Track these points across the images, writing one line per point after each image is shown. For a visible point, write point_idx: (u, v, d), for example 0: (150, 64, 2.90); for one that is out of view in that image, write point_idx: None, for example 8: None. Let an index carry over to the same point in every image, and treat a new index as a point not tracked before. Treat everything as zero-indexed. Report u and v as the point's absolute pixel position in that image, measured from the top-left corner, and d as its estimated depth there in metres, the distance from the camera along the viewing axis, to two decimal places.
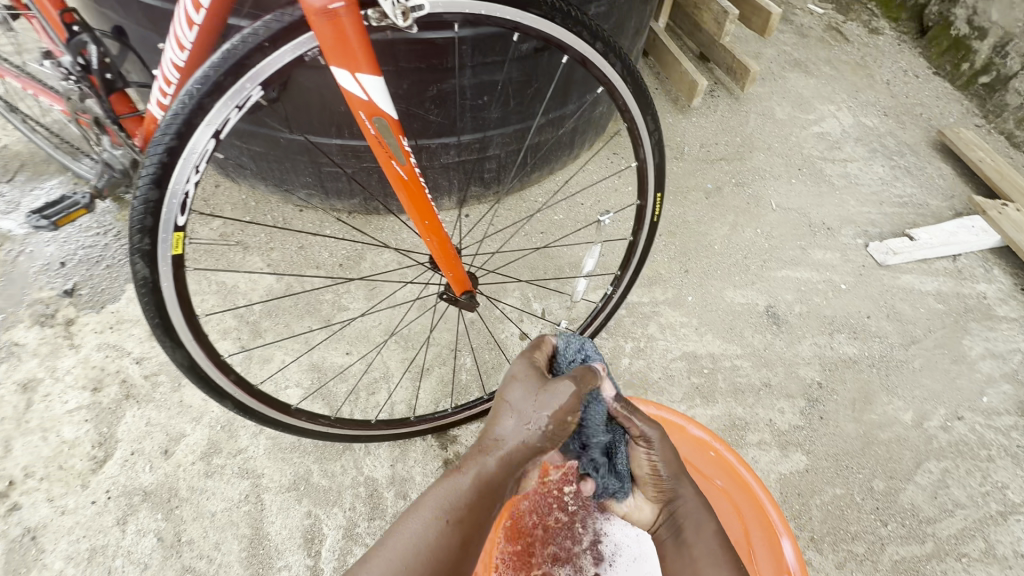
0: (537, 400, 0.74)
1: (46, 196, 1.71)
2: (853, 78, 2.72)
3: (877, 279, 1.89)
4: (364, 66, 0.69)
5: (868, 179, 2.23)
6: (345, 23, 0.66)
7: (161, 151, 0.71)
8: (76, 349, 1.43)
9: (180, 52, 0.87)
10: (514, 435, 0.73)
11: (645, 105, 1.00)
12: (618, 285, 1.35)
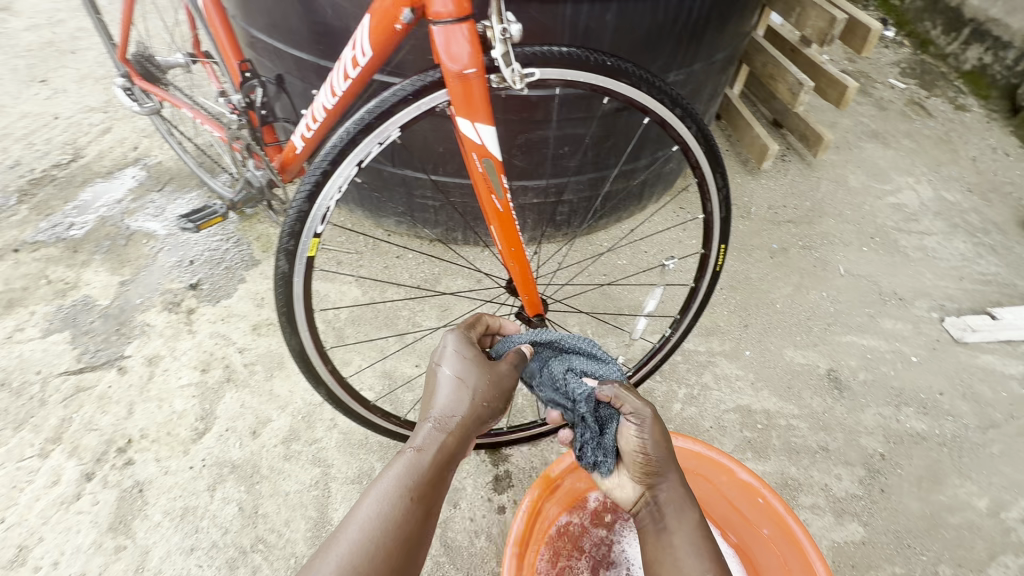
0: (479, 379, 0.92)
1: (186, 205, 2.03)
2: (935, 152, 2.69)
3: (953, 356, 1.82)
4: (483, 118, 0.85)
5: (946, 254, 2.18)
6: (473, 84, 0.82)
7: (319, 173, 0.90)
8: (193, 334, 1.66)
9: (331, 98, 1.08)
10: (460, 412, 0.89)
11: (714, 164, 1.11)
12: (677, 328, 1.40)
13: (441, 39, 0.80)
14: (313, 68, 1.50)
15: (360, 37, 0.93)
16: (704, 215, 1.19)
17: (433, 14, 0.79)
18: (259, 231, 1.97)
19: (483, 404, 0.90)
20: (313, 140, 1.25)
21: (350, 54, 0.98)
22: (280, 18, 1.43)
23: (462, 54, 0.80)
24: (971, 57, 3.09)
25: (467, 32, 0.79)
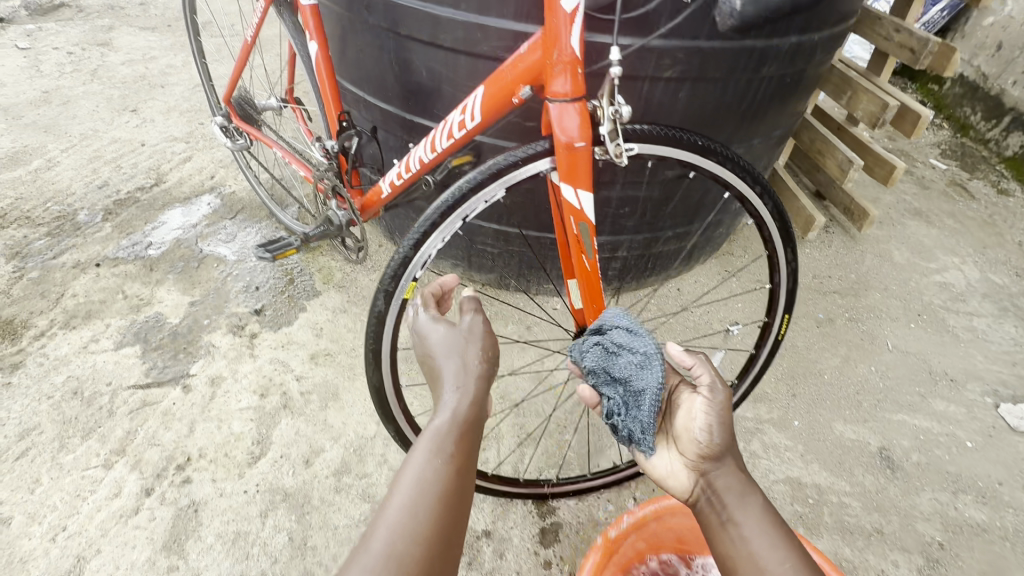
0: (469, 342, 0.94)
1: (255, 234, 2.15)
2: (980, 234, 2.71)
3: (1010, 445, 1.77)
4: (585, 186, 0.91)
5: (997, 337, 2.16)
6: (580, 157, 0.88)
7: (427, 225, 0.99)
8: (254, 359, 1.72)
9: (429, 152, 1.18)
10: (464, 378, 0.90)
11: (787, 239, 1.15)
12: (733, 393, 1.41)
13: (557, 115, 0.87)
14: (399, 120, 1.63)
15: (472, 105, 1.02)
16: (771, 286, 1.23)
17: (552, 93, 0.87)
18: (321, 263, 2.05)
19: (477, 364, 0.92)
20: (402, 184, 1.35)
21: (457, 117, 1.06)
22: (376, 75, 1.57)
23: (575, 129, 0.87)
24: (1013, 144, 3.14)
25: (581, 110, 0.86)
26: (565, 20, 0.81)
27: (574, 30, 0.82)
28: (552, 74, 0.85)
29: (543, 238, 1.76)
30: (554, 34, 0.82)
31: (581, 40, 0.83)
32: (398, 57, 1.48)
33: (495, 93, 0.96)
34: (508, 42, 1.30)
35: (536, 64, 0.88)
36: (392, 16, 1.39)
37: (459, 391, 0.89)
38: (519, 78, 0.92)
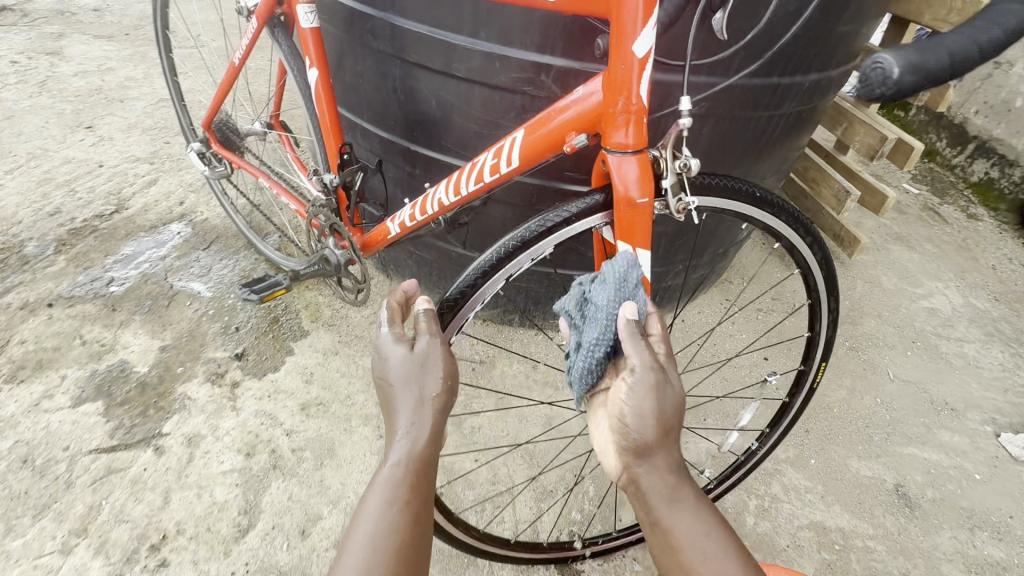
0: (427, 364, 0.83)
1: (232, 267, 1.96)
2: (957, 258, 2.80)
3: (1014, 475, 1.78)
4: (644, 244, 0.82)
5: (988, 362, 2.21)
6: (642, 214, 0.79)
7: (467, 284, 0.92)
8: (237, 412, 1.55)
9: (451, 195, 1.07)
10: (420, 411, 0.80)
11: (831, 289, 1.10)
12: (764, 443, 1.34)
13: (617, 167, 0.78)
14: (400, 150, 1.51)
15: (509, 149, 0.92)
16: (810, 335, 1.17)
17: (612, 143, 0.78)
18: (307, 298, 1.89)
19: (436, 393, 0.81)
20: (413, 226, 1.24)
21: (490, 160, 0.96)
22: (376, 102, 1.45)
23: (637, 183, 0.78)
24: (978, 170, 3.24)
25: (644, 163, 0.78)
26: (635, 65, 0.73)
27: (643, 77, 0.73)
28: (614, 122, 0.76)
29: (552, 273, 1.66)
30: (620, 80, 0.74)
31: (649, 87, 0.75)
32: (403, 84, 1.36)
33: (541, 138, 0.87)
34: (529, 74, 1.20)
35: (593, 110, 0.80)
36: (399, 40, 1.27)
37: (414, 422, 0.79)
38: (572, 124, 0.83)
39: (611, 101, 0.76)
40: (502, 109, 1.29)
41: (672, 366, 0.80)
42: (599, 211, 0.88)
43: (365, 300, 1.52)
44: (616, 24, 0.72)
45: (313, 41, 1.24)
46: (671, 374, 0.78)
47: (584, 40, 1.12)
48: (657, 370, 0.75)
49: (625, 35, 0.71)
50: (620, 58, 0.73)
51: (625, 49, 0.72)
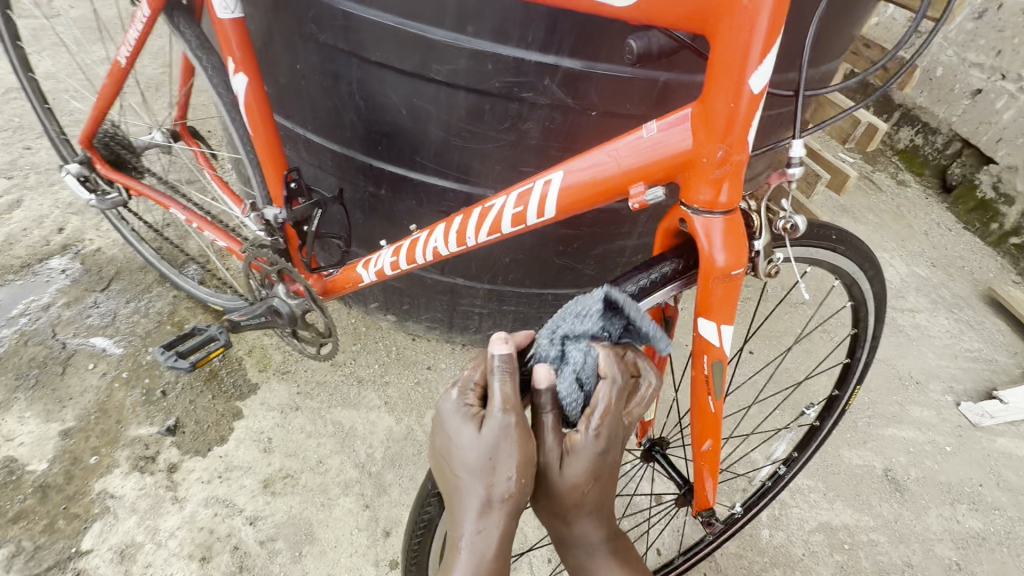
0: (501, 451, 0.60)
1: (145, 310, 1.58)
2: (896, 224, 2.35)
3: (977, 442, 1.72)
4: (729, 318, 0.73)
5: (938, 330, 1.99)
6: (737, 285, 0.71)
7: None
8: (180, 505, 1.26)
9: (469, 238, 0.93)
10: (487, 514, 0.61)
11: (877, 318, 1.07)
12: (793, 467, 1.29)
13: (705, 226, 0.69)
14: (360, 167, 1.23)
15: (545, 197, 0.80)
16: (850, 361, 1.13)
17: (702, 197, 0.69)
18: (251, 341, 1.57)
19: (507, 492, 0.60)
20: (394, 274, 1.12)
21: (514, 209, 0.84)
22: (324, 110, 1.16)
23: (729, 246, 0.69)
24: (904, 137, 2.64)
25: (736, 223, 0.70)
26: (743, 108, 0.64)
27: (750, 120, 0.65)
28: (707, 174, 0.68)
29: (544, 294, 1.45)
30: (723, 125, 0.65)
31: (752, 133, 0.66)
32: (361, 88, 1.08)
33: (596, 185, 0.75)
34: (528, 77, 0.97)
35: (677, 158, 0.70)
36: (355, 34, 1.00)
37: (480, 526, 0.61)
38: (643, 173, 0.72)
39: (707, 149, 0.67)
40: (492, 119, 1.05)
41: (593, 449, 0.62)
42: (667, 283, 0.73)
43: (331, 353, 1.34)
44: (719, 59, 0.63)
45: (236, 40, 0.96)
46: (580, 459, 0.61)
47: (599, 38, 0.91)
48: (551, 458, 0.62)
49: (738, 72, 0.62)
50: (723, 99, 0.64)
51: (736, 89, 0.63)
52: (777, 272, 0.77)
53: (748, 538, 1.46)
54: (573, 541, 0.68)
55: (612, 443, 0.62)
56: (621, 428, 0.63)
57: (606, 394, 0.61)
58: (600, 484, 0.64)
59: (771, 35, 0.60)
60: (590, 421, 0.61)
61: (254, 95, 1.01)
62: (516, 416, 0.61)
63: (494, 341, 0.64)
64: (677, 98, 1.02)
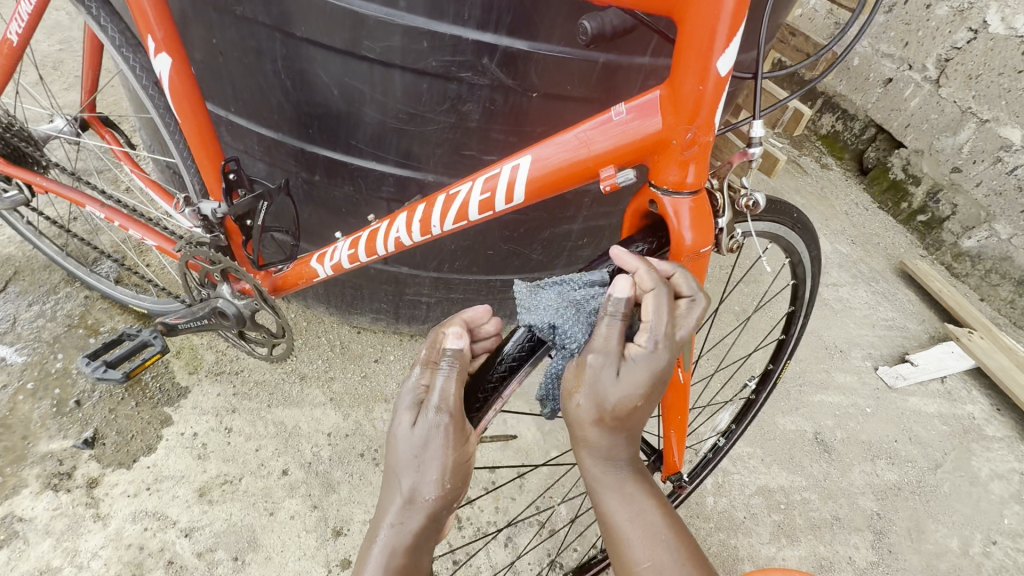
0: (426, 456, 0.59)
1: (51, 314, 1.45)
2: (820, 207, 2.49)
3: (892, 403, 1.87)
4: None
5: (858, 302, 2.15)
6: (705, 261, 0.72)
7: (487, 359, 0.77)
8: (104, 522, 1.16)
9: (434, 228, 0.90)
10: (414, 509, 0.60)
11: (813, 296, 1.14)
12: (730, 438, 1.34)
13: (674, 206, 0.70)
14: (291, 152, 1.15)
15: (513, 182, 0.77)
16: (783, 337, 1.21)
17: (670, 178, 0.69)
18: (178, 342, 1.46)
19: (441, 488, 0.60)
20: (355, 266, 1.06)
21: (481, 195, 0.81)
22: (249, 90, 1.08)
23: (696, 225, 0.70)
24: (826, 123, 2.80)
25: (702, 202, 0.71)
26: (709, 90, 0.63)
27: (716, 102, 0.64)
28: (676, 155, 0.68)
29: (493, 280, 1.43)
30: (691, 107, 0.64)
31: (717, 115, 0.66)
32: (288, 66, 1.01)
33: (566, 169, 0.73)
34: (467, 57, 0.94)
35: (646, 140, 0.69)
36: (278, 6, 0.92)
37: (398, 522, 0.60)
38: (612, 155, 0.71)
39: (676, 131, 0.66)
40: (431, 99, 1.01)
41: (653, 362, 0.62)
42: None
43: (283, 355, 1.25)
44: (686, 41, 0.62)
45: (154, 14, 0.87)
46: (636, 371, 0.62)
47: (541, 16, 0.89)
48: (605, 366, 0.62)
49: (705, 54, 0.61)
50: (691, 82, 0.63)
51: (703, 70, 0.62)
52: (738, 248, 0.79)
53: (694, 506, 1.52)
54: (606, 448, 0.66)
55: (669, 356, 0.63)
56: (676, 343, 0.64)
57: (658, 311, 0.63)
58: (649, 399, 0.64)
59: (737, 16, 0.59)
60: (648, 334, 0.63)
61: (179, 78, 0.92)
62: (447, 423, 0.60)
63: (446, 333, 0.64)
64: (622, 79, 1.02)
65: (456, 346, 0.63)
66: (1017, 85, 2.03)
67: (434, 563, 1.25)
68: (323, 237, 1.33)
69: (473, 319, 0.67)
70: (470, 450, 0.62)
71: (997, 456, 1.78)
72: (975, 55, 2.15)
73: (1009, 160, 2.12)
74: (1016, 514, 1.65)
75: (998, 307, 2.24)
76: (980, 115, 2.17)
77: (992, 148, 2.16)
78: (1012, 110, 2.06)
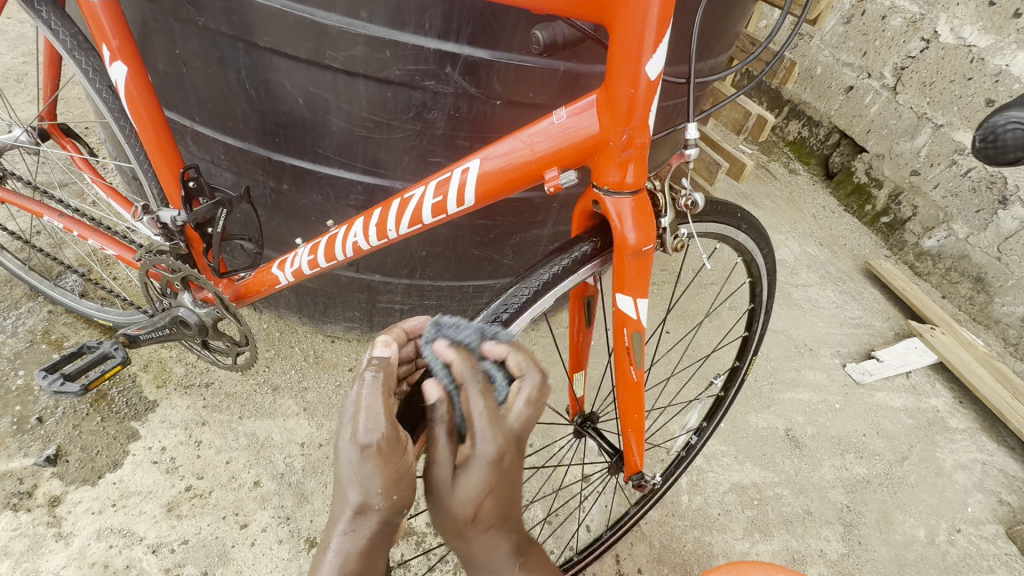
0: (365, 469, 0.59)
1: (11, 330, 1.41)
2: (789, 210, 2.57)
3: (860, 399, 1.92)
4: (643, 293, 0.77)
5: (826, 302, 2.21)
6: (648, 259, 0.75)
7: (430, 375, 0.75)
8: (67, 542, 1.13)
9: (392, 232, 0.91)
10: (363, 518, 0.59)
11: (771, 292, 1.18)
12: (702, 436, 1.36)
13: (616, 208, 0.72)
14: (257, 161, 1.16)
15: (463, 185, 0.79)
16: (747, 335, 1.24)
17: (611, 179, 0.72)
18: (146, 355, 1.44)
19: (384, 495, 0.59)
20: (316, 272, 1.06)
21: (434, 199, 0.82)
22: (211, 98, 1.08)
23: (638, 224, 0.72)
24: (793, 130, 2.90)
25: (644, 202, 0.73)
26: (642, 93, 0.66)
27: (650, 105, 0.67)
28: (615, 157, 0.70)
29: (464, 286, 1.45)
30: (625, 110, 0.67)
31: (653, 118, 0.69)
32: (251, 75, 1.02)
33: (512, 171, 0.75)
34: (429, 65, 0.96)
35: (588, 142, 0.72)
36: (240, 16, 0.93)
37: (351, 530, 0.60)
38: (556, 157, 0.73)
39: (613, 133, 0.69)
40: (396, 107, 1.03)
41: (487, 458, 0.59)
42: (586, 262, 0.77)
43: (249, 364, 1.24)
44: (617, 47, 0.65)
45: (110, 25, 0.87)
46: (475, 471, 0.58)
47: (497, 26, 0.91)
48: (443, 471, 0.59)
49: (635, 60, 0.64)
50: (624, 86, 0.66)
51: (634, 74, 0.65)
52: (683, 247, 0.82)
53: (669, 505, 1.55)
54: (478, 546, 0.62)
55: (510, 441, 0.60)
56: (510, 431, 0.60)
57: (477, 408, 0.59)
58: (498, 492, 0.60)
59: (663, 22, 0.62)
60: (475, 432, 0.59)
61: (136, 87, 0.92)
62: (379, 436, 0.59)
63: (374, 344, 0.66)
64: (581, 86, 1.04)
65: (385, 355, 0.65)
66: (967, 91, 2.13)
67: (410, 570, 1.24)
68: (290, 245, 1.33)
69: (413, 330, 0.72)
70: (411, 459, 0.62)
71: (960, 447, 1.84)
72: (928, 63, 2.25)
73: (963, 162, 2.21)
74: (979, 503, 1.70)
75: (958, 303, 2.29)
76: (935, 120, 2.27)
77: (948, 151, 2.25)
78: (964, 115, 2.16)
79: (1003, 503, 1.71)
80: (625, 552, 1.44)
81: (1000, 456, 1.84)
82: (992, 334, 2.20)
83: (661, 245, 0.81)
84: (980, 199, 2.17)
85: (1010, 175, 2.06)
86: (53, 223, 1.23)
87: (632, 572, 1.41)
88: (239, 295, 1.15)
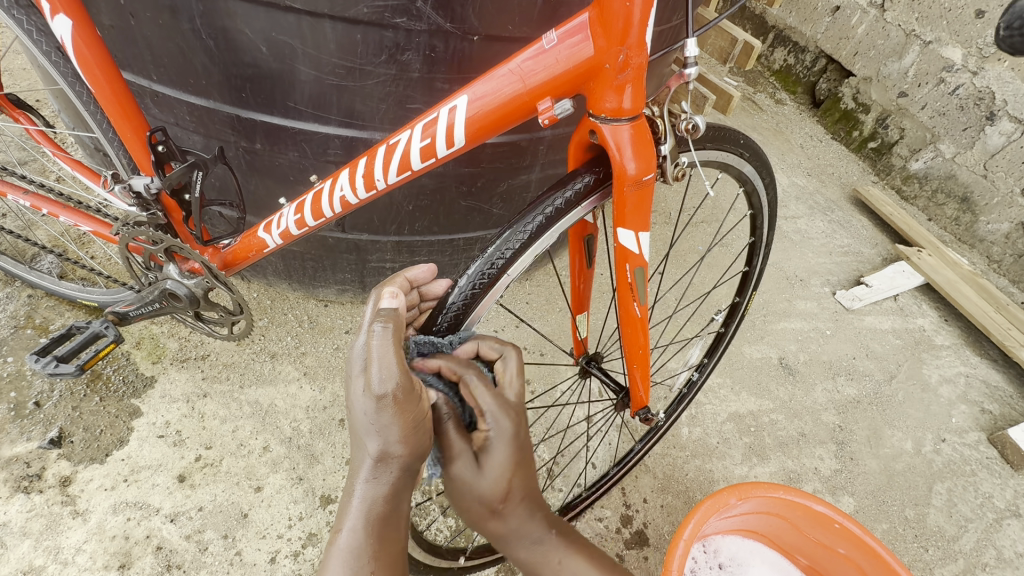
0: (382, 419, 0.58)
1: None
2: (776, 142, 2.53)
3: (849, 324, 1.96)
4: (645, 225, 0.75)
5: (816, 232, 2.21)
6: (648, 189, 0.72)
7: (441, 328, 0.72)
8: (84, 518, 1.14)
9: (380, 181, 0.87)
10: (383, 468, 0.59)
11: (772, 224, 1.16)
12: (703, 371, 1.39)
13: (614, 137, 0.69)
14: (226, 120, 1.09)
15: (452, 126, 0.75)
16: (748, 269, 1.23)
17: (608, 105, 0.68)
18: (136, 333, 1.41)
19: (398, 443, 0.59)
20: (304, 232, 1.03)
21: (422, 142, 0.78)
22: (168, 54, 1.00)
23: (638, 152, 0.69)
24: (778, 58, 2.80)
25: (642, 129, 0.70)
26: (638, 8, 0.62)
27: (646, 21, 0.63)
28: (611, 81, 0.67)
29: (455, 240, 1.42)
30: (620, 27, 0.63)
31: (649, 35, 0.65)
32: (207, 24, 0.94)
33: (503, 106, 0.71)
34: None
35: (582, 67, 0.68)
36: None
37: (371, 479, 0.59)
38: (549, 87, 0.69)
39: (609, 55, 0.65)
40: (367, 51, 0.96)
41: (501, 435, 0.65)
42: (586, 197, 0.75)
43: (245, 332, 1.22)
44: None
45: None
46: (495, 456, 0.65)
47: None
48: (465, 464, 0.65)
49: None
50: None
51: None
52: (683, 175, 0.80)
53: (670, 438, 1.60)
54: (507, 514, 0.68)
55: (518, 424, 0.66)
56: (512, 406, 0.67)
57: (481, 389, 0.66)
58: (521, 470, 0.67)
59: None
60: (483, 416, 0.65)
61: (85, 43, 0.84)
62: (393, 386, 0.58)
63: (381, 296, 0.65)
64: (563, 15, 0.98)
65: (392, 305, 0.65)
66: (956, 3, 2.05)
67: (427, 515, 1.28)
68: (272, 208, 1.28)
69: (418, 279, 0.72)
70: (426, 406, 0.62)
71: (945, 362, 1.90)
72: None
73: (951, 80, 2.15)
74: (962, 413, 1.78)
75: (944, 225, 2.30)
76: (923, 37, 2.19)
77: (936, 70, 2.19)
78: (953, 30, 2.09)
79: (985, 412, 1.79)
80: (630, 485, 1.50)
81: (983, 367, 1.91)
82: (977, 253, 2.23)
83: (660, 172, 0.78)
84: (968, 116, 2.14)
85: (999, 89, 2.02)
86: (19, 204, 1.17)
87: (637, 502, 1.47)
88: (224, 263, 1.12)
